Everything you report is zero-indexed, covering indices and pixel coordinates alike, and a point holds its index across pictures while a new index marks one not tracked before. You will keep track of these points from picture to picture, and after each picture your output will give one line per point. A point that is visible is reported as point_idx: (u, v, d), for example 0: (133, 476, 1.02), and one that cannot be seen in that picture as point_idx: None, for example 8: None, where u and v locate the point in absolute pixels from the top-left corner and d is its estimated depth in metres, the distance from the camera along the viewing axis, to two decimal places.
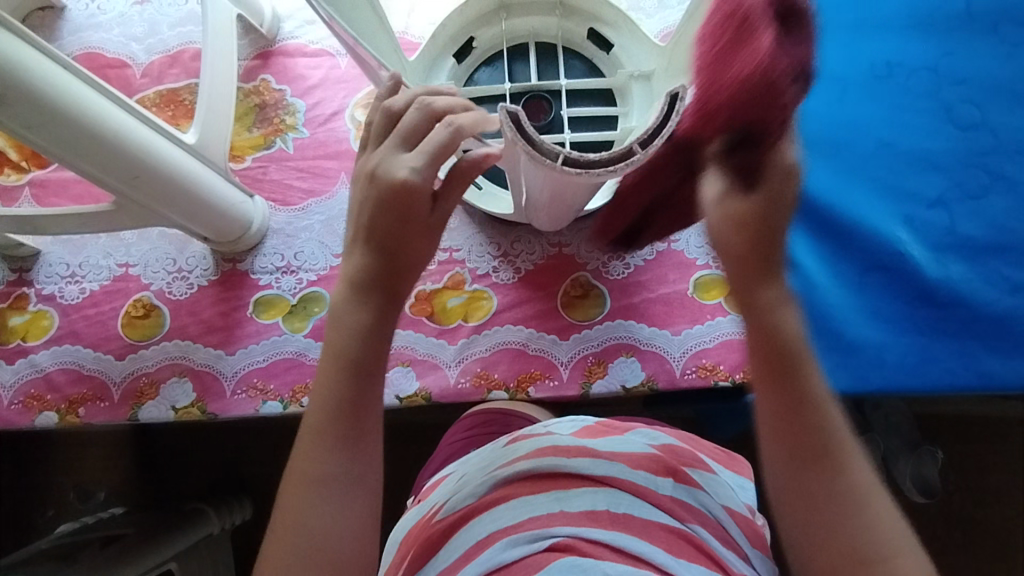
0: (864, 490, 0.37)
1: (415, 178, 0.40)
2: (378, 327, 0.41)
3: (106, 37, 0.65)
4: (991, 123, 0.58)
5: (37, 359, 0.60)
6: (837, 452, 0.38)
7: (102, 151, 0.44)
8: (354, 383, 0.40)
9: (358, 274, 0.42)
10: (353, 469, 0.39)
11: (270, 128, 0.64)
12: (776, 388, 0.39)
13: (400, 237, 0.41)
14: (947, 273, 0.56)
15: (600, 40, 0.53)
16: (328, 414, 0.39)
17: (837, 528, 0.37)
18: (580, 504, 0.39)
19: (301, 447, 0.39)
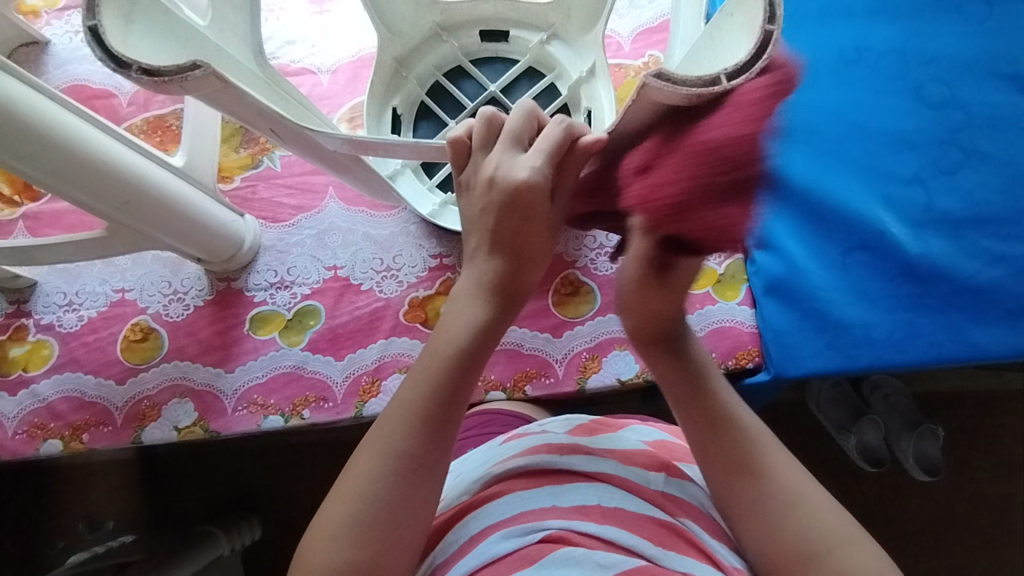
0: (796, 493, 0.39)
1: (538, 177, 0.39)
2: (490, 325, 0.42)
3: (91, 69, 0.66)
4: (962, 100, 0.60)
5: (39, 388, 0.60)
6: (760, 458, 0.40)
7: (92, 177, 0.45)
8: (458, 367, 0.40)
9: (482, 279, 0.42)
10: (427, 456, 0.39)
11: (257, 147, 0.65)
12: (693, 410, 0.42)
13: (517, 233, 0.41)
14: (929, 249, 0.57)
15: (493, 36, 0.60)
16: (432, 401, 0.39)
17: (743, 491, 0.39)
18: (573, 499, 0.40)
19: (383, 425, 0.40)
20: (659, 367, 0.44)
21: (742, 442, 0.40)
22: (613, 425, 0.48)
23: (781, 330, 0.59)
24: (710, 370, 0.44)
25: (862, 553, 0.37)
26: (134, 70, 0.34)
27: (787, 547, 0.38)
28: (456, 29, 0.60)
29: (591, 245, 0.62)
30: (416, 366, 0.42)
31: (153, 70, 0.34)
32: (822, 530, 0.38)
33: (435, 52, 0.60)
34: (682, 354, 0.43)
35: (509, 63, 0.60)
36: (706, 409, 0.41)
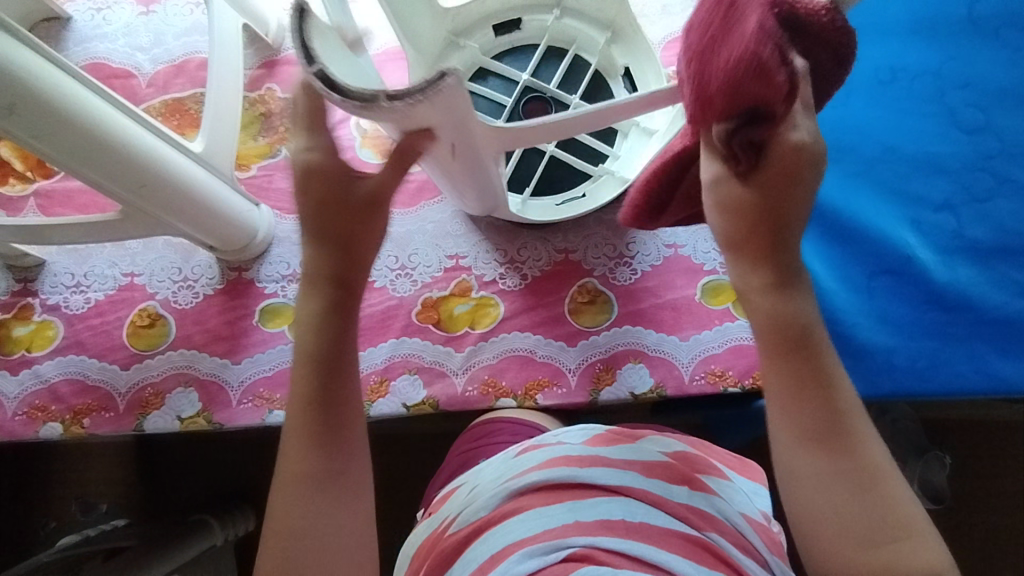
0: (878, 478, 0.36)
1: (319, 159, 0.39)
2: (335, 319, 0.41)
3: (112, 47, 0.65)
4: (997, 127, 0.58)
5: (42, 369, 0.59)
6: (854, 431, 0.36)
7: (110, 159, 0.44)
8: (320, 374, 0.40)
9: (317, 269, 0.41)
10: (333, 467, 0.39)
11: (275, 136, 0.64)
12: (789, 362, 0.37)
13: (342, 228, 0.40)
14: (956, 277, 0.56)
15: (503, 28, 0.57)
16: (303, 419, 0.39)
17: (817, 474, 0.36)
18: (595, 513, 0.38)
19: (286, 452, 0.39)
20: (757, 311, 0.38)
21: (825, 406, 0.36)
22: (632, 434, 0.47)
23: None
24: (820, 328, 0.38)
25: (926, 550, 0.35)
26: (381, 99, 0.33)
27: (849, 530, 0.35)
28: (470, 33, 0.56)
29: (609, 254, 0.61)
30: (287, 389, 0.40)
31: (405, 94, 0.33)
32: (893, 517, 0.35)
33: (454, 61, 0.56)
34: (789, 303, 0.37)
35: (528, 50, 0.58)
36: (791, 371, 0.37)
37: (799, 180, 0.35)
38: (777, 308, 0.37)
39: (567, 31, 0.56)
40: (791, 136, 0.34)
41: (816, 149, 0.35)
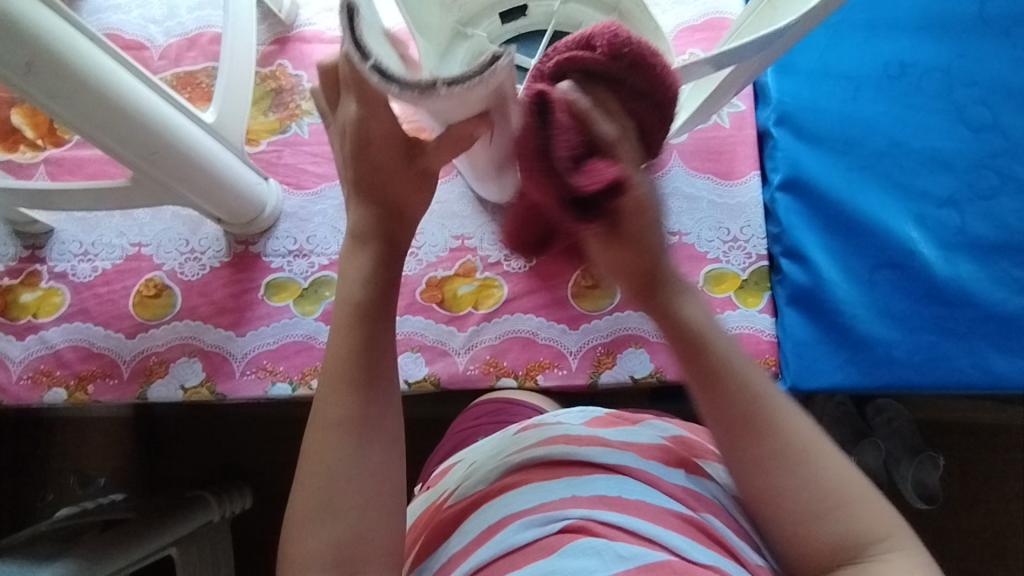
0: (807, 452, 0.37)
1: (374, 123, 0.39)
2: (382, 270, 0.42)
3: (125, 18, 0.65)
4: (1003, 126, 0.59)
5: (48, 335, 0.60)
6: (764, 414, 0.37)
7: (124, 125, 0.44)
8: (363, 323, 0.41)
9: (356, 228, 0.43)
10: (370, 414, 0.40)
11: (285, 113, 0.64)
12: (693, 366, 0.39)
13: (398, 188, 0.42)
14: (957, 272, 0.56)
15: (510, 15, 0.57)
16: (344, 366, 0.40)
17: (761, 464, 0.37)
18: (591, 489, 0.39)
19: (322, 398, 0.40)
20: (647, 309, 0.41)
21: (726, 399, 0.38)
22: (630, 421, 0.48)
23: (800, 340, 0.57)
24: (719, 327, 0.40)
25: (864, 513, 0.35)
26: (438, 86, 0.34)
27: (793, 501, 0.36)
28: (476, 23, 0.56)
29: None
30: (328, 339, 0.41)
31: (460, 79, 0.34)
32: (835, 487, 0.36)
33: (459, 54, 0.53)
34: (680, 307, 0.40)
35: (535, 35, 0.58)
36: (702, 369, 0.39)
37: (645, 217, 0.35)
38: (696, 317, 0.40)
39: (573, 15, 0.56)
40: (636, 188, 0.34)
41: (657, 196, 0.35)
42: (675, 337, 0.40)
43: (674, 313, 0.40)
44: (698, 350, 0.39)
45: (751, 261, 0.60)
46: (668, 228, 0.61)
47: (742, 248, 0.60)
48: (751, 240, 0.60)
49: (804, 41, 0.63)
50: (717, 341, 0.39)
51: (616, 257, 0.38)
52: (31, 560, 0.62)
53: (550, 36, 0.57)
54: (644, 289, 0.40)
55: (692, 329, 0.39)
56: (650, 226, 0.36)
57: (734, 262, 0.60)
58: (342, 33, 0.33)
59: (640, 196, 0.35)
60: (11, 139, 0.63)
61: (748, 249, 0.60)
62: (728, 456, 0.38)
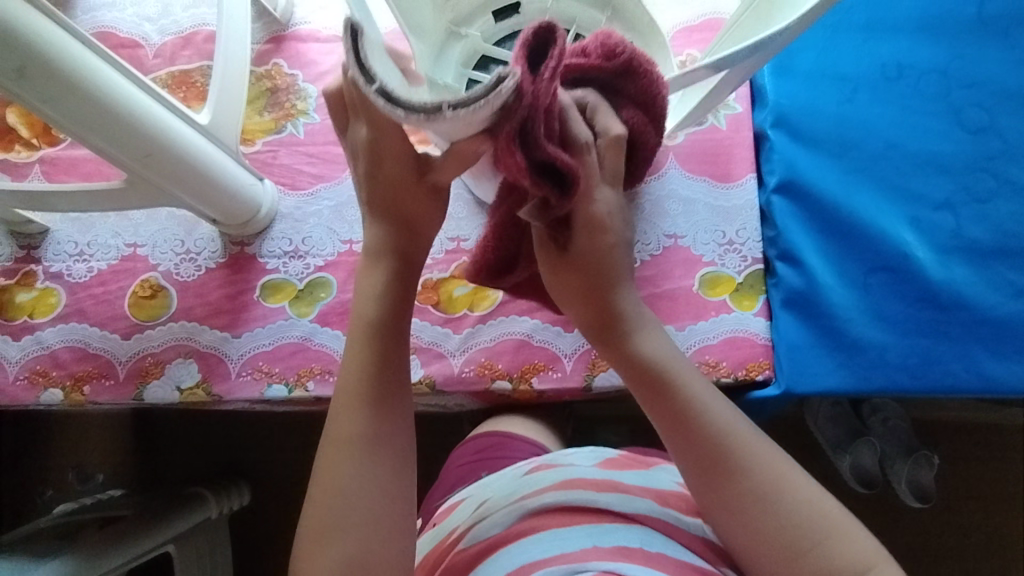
0: (784, 485, 0.41)
1: (381, 140, 0.39)
2: (398, 288, 0.43)
3: (119, 16, 0.65)
4: (999, 128, 0.58)
5: (44, 336, 0.60)
6: (731, 458, 0.41)
7: (117, 128, 0.44)
8: (381, 344, 0.42)
9: (375, 246, 0.44)
10: (382, 431, 0.41)
11: (281, 112, 0.64)
12: (657, 410, 0.43)
13: (412, 206, 0.42)
14: (951, 276, 0.56)
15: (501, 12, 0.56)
16: (362, 385, 0.41)
17: (731, 501, 0.41)
18: (612, 539, 0.41)
19: (336, 414, 0.41)
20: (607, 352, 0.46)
21: (697, 447, 0.42)
22: (642, 462, 0.52)
23: (794, 343, 0.57)
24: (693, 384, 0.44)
25: (846, 547, 0.39)
26: (444, 108, 0.32)
27: (782, 534, 0.40)
28: (469, 22, 0.55)
29: None
30: (344, 357, 0.42)
31: (465, 101, 0.32)
32: (806, 522, 0.40)
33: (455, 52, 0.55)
34: (632, 346, 0.45)
35: None
36: (662, 419, 0.43)
37: (602, 235, 0.44)
38: (658, 352, 0.44)
39: (566, 11, 0.56)
40: (597, 204, 0.43)
41: (613, 216, 0.44)
42: (637, 369, 0.44)
43: (618, 353, 0.45)
44: (666, 405, 0.43)
45: (746, 263, 0.60)
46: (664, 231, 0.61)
47: (737, 251, 0.60)
48: (747, 243, 0.60)
49: (802, 42, 0.63)
50: (675, 368, 0.44)
51: (576, 306, 0.45)
52: (29, 557, 0.62)
53: None
54: (598, 329, 0.46)
55: (659, 365, 0.44)
56: (613, 244, 0.44)
57: (730, 264, 0.60)
58: (347, 54, 0.32)
59: (597, 213, 0.44)
60: (6, 138, 0.63)
61: (744, 251, 0.60)
62: (705, 501, 0.42)
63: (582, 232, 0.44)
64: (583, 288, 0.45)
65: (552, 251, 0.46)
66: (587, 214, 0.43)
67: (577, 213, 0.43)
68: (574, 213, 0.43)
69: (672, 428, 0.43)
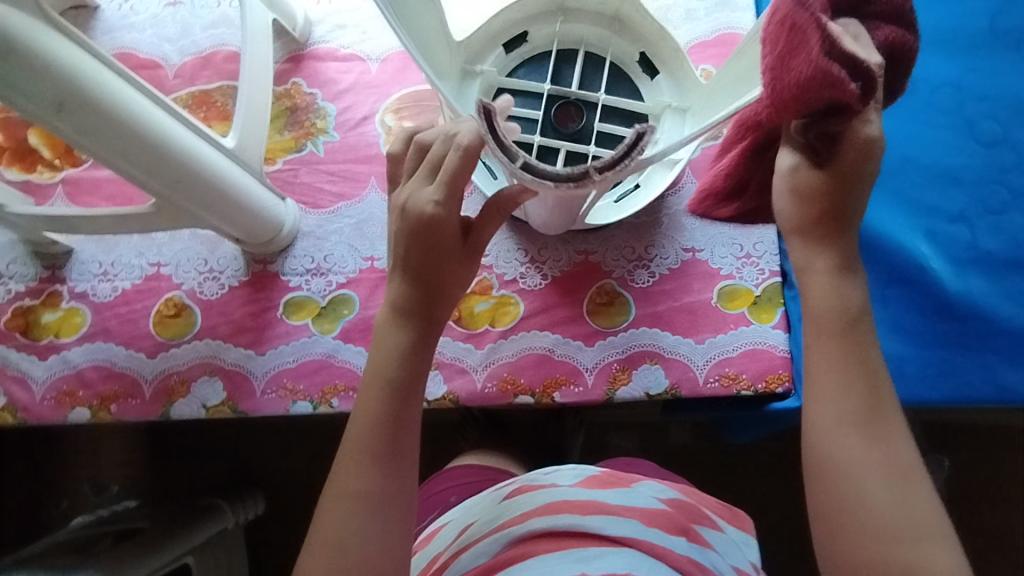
0: (909, 472, 0.42)
1: (441, 214, 0.43)
2: (415, 350, 0.46)
3: (139, 37, 0.66)
4: (1013, 141, 0.59)
5: (69, 355, 0.60)
6: (886, 420, 0.42)
7: (149, 156, 0.44)
8: (393, 399, 0.44)
9: (397, 303, 0.46)
10: (387, 489, 0.43)
11: (301, 131, 0.64)
12: (832, 343, 0.44)
13: (443, 270, 0.46)
14: (967, 287, 0.57)
15: (510, 45, 0.56)
16: (372, 437, 0.44)
17: (866, 468, 0.41)
18: (600, 566, 0.42)
19: (341, 467, 0.44)
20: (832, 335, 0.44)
21: (875, 401, 0.43)
22: (624, 479, 0.52)
23: None
24: (882, 374, 0.44)
25: (941, 553, 0.40)
26: (592, 173, 0.38)
27: (873, 517, 0.40)
28: (481, 57, 0.56)
29: (629, 257, 0.62)
30: (356, 409, 0.45)
31: (610, 164, 0.38)
32: (916, 524, 0.40)
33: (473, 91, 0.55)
34: (851, 296, 0.45)
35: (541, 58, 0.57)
36: (847, 358, 0.43)
37: (864, 161, 0.43)
38: (835, 290, 0.44)
39: (574, 33, 0.56)
40: (866, 129, 0.42)
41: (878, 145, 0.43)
42: (822, 309, 0.44)
43: (823, 269, 0.45)
44: (850, 339, 0.44)
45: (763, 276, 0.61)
46: (681, 245, 0.62)
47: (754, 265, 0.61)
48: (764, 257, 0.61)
49: None
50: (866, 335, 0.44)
51: (806, 202, 0.44)
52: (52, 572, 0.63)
53: (555, 57, 0.56)
54: (817, 223, 0.45)
55: (844, 308, 0.44)
56: (867, 172, 0.43)
57: (748, 278, 0.61)
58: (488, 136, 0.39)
59: (868, 139, 0.42)
60: (28, 159, 0.63)
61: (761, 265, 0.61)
62: (820, 449, 0.42)
63: (784, 147, 0.46)
64: (833, 207, 0.44)
65: (805, 164, 0.44)
66: (856, 136, 0.42)
67: (843, 138, 0.42)
68: (839, 136, 0.42)
69: (831, 368, 0.44)
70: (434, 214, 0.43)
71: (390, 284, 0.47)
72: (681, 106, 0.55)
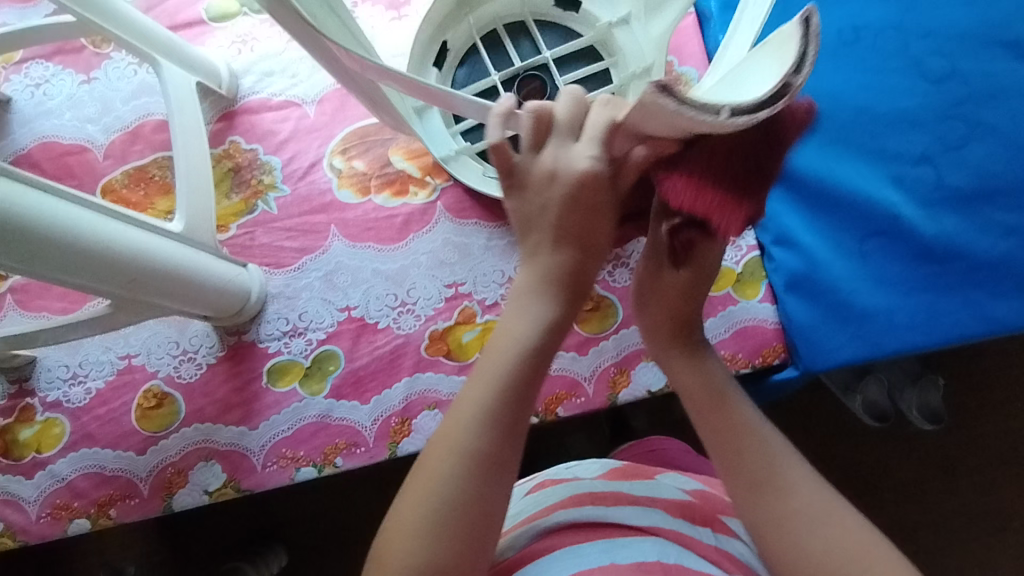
0: (826, 512, 0.40)
1: (599, 170, 0.39)
2: (554, 322, 0.42)
3: (59, 123, 0.62)
4: (962, 73, 0.59)
5: (56, 468, 0.58)
6: (763, 451, 0.43)
7: (98, 263, 0.42)
8: (523, 363, 0.40)
9: (543, 272, 0.42)
10: (497, 454, 0.38)
11: (249, 190, 0.62)
12: (684, 376, 0.48)
13: (591, 231, 0.42)
14: (942, 228, 0.57)
15: (440, 57, 0.56)
16: (487, 393, 0.39)
17: (775, 507, 0.41)
18: (629, 556, 0.42)
19: (452, 414, 0.39)
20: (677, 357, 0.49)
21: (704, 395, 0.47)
22: (647, 472, 0.52)
23: (805, 323, 0.58)
24: (729, 380, 0.47)
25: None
26: (789, 78, 0.30)
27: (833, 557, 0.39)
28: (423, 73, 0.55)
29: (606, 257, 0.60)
30: (479, 359, 0.41)
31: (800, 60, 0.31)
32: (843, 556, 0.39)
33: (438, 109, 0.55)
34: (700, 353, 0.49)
35: (473, 52, 0.57)
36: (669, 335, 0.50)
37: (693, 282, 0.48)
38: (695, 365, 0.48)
39: (485, 14, 0.56)
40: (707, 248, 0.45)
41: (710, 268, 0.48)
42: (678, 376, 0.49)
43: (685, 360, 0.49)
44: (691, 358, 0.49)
45: (742, 252, 0.61)
46: None
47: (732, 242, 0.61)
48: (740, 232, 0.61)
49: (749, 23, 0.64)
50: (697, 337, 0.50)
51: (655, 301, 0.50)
52: None
53: (484, 48, 0.56)
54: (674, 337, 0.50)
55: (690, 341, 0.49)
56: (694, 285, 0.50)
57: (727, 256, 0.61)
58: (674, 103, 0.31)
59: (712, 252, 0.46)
60: None
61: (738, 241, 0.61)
62: (768, 509, 0.41)
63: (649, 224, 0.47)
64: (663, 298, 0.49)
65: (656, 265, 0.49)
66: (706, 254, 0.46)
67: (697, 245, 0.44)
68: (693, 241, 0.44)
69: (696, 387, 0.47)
70: (592, 170, 0.39)
71: (542, 247, 0.43)
72: (621, 17, 0.53)
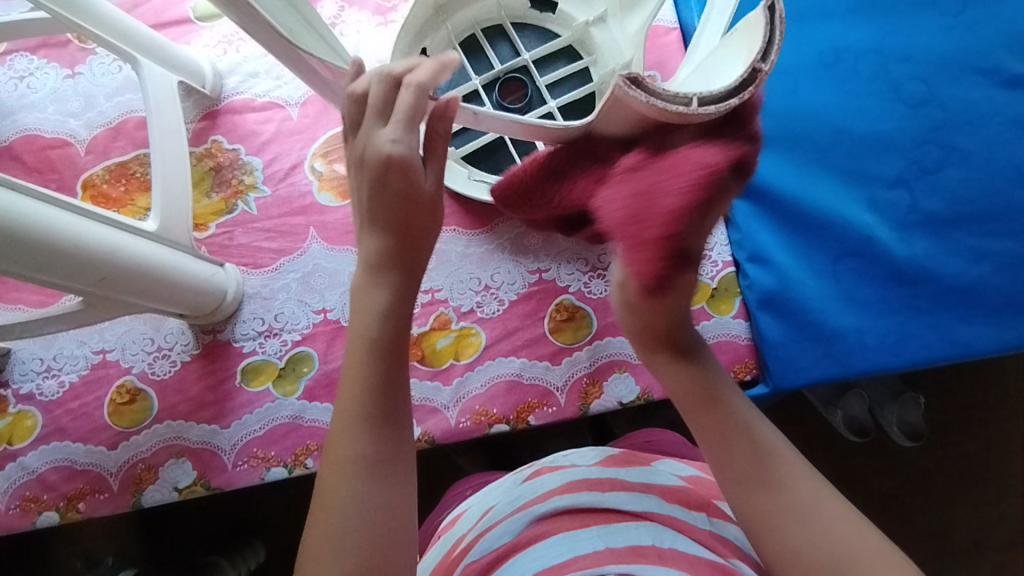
0: (819, 506, 0.40)
1: (401, 152, 0.38)
2: (398, 305, 0.41)
3: (42, 116, 0.62)
4: (940, 98, 0.59)
5: (27, 460, 0.58)
6: (757, 450, 0.42)
7: (67, 262, 0.42)
8: (381, 362, 0.40)
9: (372, 258, 0.42)
10: (382, 452, 0.39)
11: (229, 190, 0.62)
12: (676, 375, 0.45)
13: (417, 221, 0.41)
14: (915, 251, 0.58)
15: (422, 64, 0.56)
16: (368, 399, 0.40)
17: (765, 507, 0.40)
18: (628, 538, 0.41)
19: (334, 433, 0.40)
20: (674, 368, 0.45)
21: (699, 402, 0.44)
22: (644, 459, 0.52)
23: (777, 341, 0.58)
24: (722, 378, 0.45)
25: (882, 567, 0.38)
26: (757, 66, 0.35)
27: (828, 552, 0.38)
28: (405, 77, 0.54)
29: (582, 269, 0.61)
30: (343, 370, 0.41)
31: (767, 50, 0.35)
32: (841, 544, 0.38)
33: None
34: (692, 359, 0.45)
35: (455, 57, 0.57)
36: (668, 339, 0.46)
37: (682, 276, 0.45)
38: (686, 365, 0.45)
39: (464, 20, 0.57)
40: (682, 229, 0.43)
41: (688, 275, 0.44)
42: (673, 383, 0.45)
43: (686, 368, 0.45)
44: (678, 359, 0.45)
45: (718, 268, 0.62)
46: None
47: (708, 258, 0.62)
48: (715, 249, 0.62)
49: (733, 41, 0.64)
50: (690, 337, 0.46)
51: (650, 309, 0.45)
52: None
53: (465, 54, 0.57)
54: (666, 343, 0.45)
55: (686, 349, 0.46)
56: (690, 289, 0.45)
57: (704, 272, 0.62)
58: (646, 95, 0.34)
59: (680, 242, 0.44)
60: None
61: (714, 257, 0.62)
62: (759, 508, 0.40)
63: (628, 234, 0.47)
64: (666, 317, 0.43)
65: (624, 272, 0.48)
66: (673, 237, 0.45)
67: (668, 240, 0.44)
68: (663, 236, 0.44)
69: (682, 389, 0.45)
70: (393, 152, 0.38)
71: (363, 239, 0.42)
72: (598, 16, 0.55)
